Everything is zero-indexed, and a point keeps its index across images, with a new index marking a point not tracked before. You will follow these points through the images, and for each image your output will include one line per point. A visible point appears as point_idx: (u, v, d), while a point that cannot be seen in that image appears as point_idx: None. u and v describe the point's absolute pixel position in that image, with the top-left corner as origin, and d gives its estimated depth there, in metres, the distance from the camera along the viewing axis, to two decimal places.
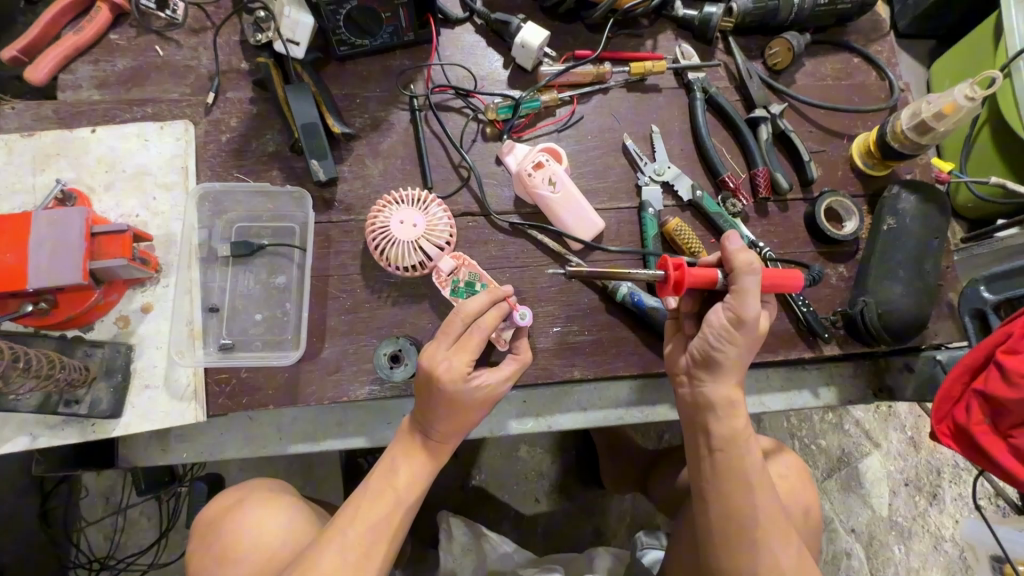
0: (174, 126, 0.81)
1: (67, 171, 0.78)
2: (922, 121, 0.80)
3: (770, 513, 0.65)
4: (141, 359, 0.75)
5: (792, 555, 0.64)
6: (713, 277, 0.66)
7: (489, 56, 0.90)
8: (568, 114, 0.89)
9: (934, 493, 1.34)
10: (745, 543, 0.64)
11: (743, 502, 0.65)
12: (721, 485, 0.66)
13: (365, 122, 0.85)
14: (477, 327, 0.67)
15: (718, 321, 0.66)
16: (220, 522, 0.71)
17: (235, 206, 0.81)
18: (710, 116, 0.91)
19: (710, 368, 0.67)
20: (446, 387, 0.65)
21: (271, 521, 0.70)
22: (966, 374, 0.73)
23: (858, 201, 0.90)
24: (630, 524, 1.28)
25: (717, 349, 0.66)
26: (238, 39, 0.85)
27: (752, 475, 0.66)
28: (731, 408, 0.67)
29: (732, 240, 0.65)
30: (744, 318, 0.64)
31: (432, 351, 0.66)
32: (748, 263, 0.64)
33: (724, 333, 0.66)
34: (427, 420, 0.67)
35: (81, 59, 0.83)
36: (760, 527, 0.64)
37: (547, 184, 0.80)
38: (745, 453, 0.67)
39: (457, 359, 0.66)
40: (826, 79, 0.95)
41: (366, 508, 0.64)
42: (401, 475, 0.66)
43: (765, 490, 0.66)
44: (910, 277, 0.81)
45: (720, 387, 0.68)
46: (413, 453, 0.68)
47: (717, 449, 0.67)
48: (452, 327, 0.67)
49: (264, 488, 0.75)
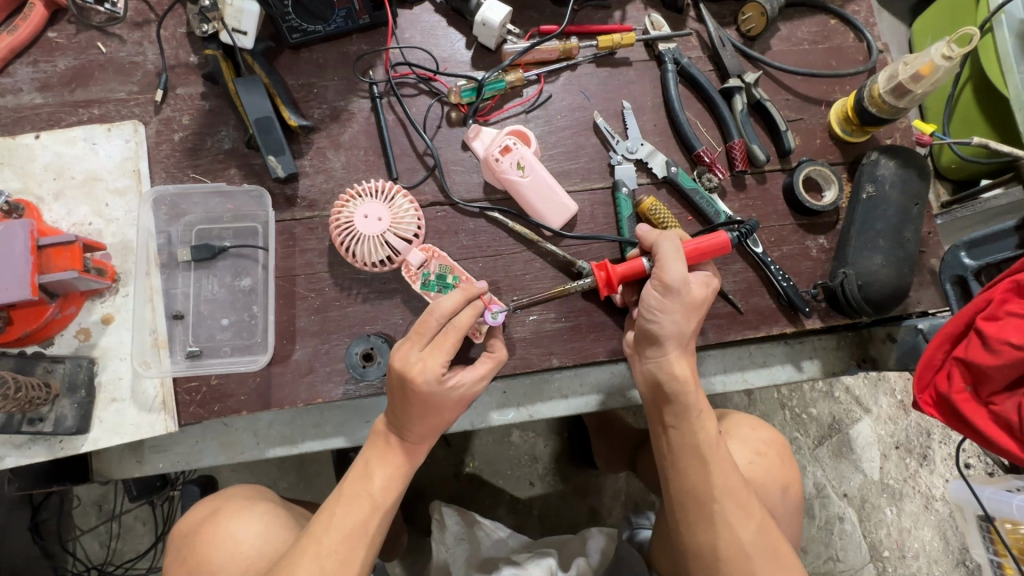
0: (122, 128, 0.77)
1: (11, 180, 0.75)
2: (899, 84, 0.78)
3: (729, 488, 0.67)
4: (104, 372, 0.73)
5: (750, 529, 0.66)
6: (637, 261, 0.72)
7: (450, 36, 0.86)
8: (535, 94, 0.85)
9: (925, 454, 1.35)
10: (703, 515, 0.67)
11: (698, 477, 0.68)
12: (677, 461, 0.69)
13: (324, 113, 0.81)
14: (452, 326, 0.65)
15: (651, 293, 0.69)
16: (196, 533, 0.72)
17: (193, 208, 0.78)
18: (683, 88, 0.88)
19: (653, 341, 0.70)
20: (421, 390, 0.63)
21: (246, 526, 0.71)
22: (947, 343, 0.71)
23: (837, 169, 0.88)
24: (625, 502, 1.29)
25: (653, 320, 0.69)
26: (184, 31, 0.81)
27: (707, 451, 0.68)
28: (677, 380, 0.69)
29: (641, 229, 0.73)
30: (668, 284, 0.67)
31: (406, 353, 0.64)
32: (659, 236, 0.70)
33: (655, 303, 0.68)
34: (401, 421, 0.66)
35: (20, 61, 0.78)
36: (717, 501, 0.66)
37: (514, 168, 0.78)
38: (699, 429, 0.69)
39: (429, 358, 0.64)
40: (803, 43, 0.92)
41: (339, 511, 0.63)
42: (375, 481, 0.65)
43: (723, 466, 0.68)
44: (890, 246, 0.79)
45: (663, 359, 0.70)
46: (390, 456, 0.67)
47: (669, 424, 0.70)
48: (426, 327, 0.65)
49: (240, 496, 0.76)
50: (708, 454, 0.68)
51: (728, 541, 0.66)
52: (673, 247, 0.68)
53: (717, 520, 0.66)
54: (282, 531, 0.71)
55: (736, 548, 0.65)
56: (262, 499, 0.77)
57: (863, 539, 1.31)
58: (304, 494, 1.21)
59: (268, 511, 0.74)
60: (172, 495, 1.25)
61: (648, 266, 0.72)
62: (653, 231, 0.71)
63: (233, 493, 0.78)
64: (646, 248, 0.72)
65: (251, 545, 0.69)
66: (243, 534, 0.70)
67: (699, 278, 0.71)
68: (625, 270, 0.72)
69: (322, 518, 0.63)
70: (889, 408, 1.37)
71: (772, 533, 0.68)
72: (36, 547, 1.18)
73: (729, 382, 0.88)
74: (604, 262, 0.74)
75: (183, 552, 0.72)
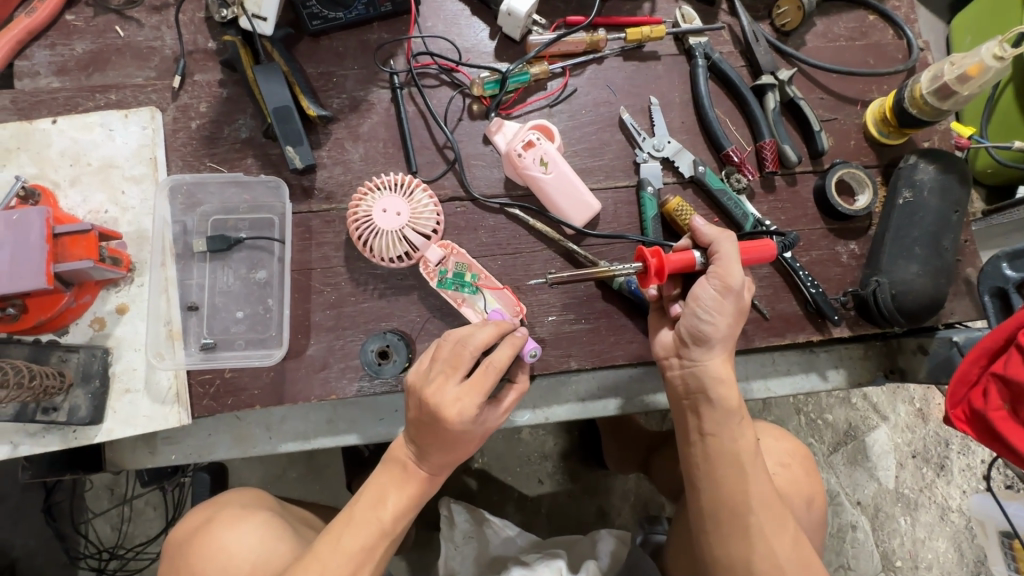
0: (139, 114, 0.76)
1: (28, 166, 0.74)
2: (944, 85, 0.74)
3: (765, 501, 0.65)
4: (119, 362, 0.73)
5: (786, 545, 0.64)
6: (690, 253, 0.67)
7: (473, 26, 0.83)
8: (560, 87, 0.83)
9: (942, 465, 1.33)
10: (738, 528, 0.64)
11: (735, 487, 0.65)
12: (713, 471, 0.66)
13: (343, 103, 0.79)
14: (489, 365, 0.63)
15: (707, 294, 0.66)
16: (190, 542, 0.72)
17: (209, 198, 0.77)
18: (713, 85, 0.85)
19: (702, 342, 0.67)
20: (455, 429, 0.61)
21: (240, 537, 0.70)
22: (984, 358, 0.69)
23: (871, 172, 0.84)
24: (634, 502, 1.28)
25: (707, 320, 0.66)
26: (203, 16, 0.79)
27: (746, 460, 0.66)
28: (723, 383, 0.67)
29: (698, 220, 0.69)
30: (730, 284, 0.65)
31: (444, 389, 0.61)
32: (720, 232, 0.67)
33: (711, 302, 0.66)
34: (425, 452, 0.64)
35: (37, 44, 0.77)
36: (753, 512, 0.64)
37: (538, 165, 0.75)
38: (738, 438, 0.67)
39: (466, 398, 0.61)
40: (839, 39, 0.88)
41: (346, 534, 0.62)
42: (386, 508, 0.64)
43: (760, 477, 0.66)
44: (927, 255, 0.76)
45: (709, 364, 0.68)
46: (405, 484, 0.65)
47: (707, 432, 0.67)
48: (462, 361, 0.62)
49: (236, 503, 0.76)
50: (747, 463, 0.66)
51: (762, 556, 0.63)
52: (734, 248, 0.66)
53: (752, 532, 0.64)
54: (275, 542, 0.70)
55: (771, 562, 0.63)
56: (258, 506, 0.76)
57: (877, 548, 1.28)
58: (313, 485, 1.21)
59: (263, 519, 0.73)
60: (182, 482, 1.26)
61: (699, 263, 0.68)
62: (712, 227, 0.68)
63: (229, 499, 0.77)
64: (701, 243, 0.68)
65: (244, 557, 0.68)
66: (236, 546, 0.69)
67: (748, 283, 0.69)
68: (677, 260, 0.67)
69: (329, 536, 0.62)
70: (908, 417, 1.34)
71: (808, 550, 0.65)
72: (48, 529, 1.19)
73: (752, 390, 0.86)
74: (655, 248, 0.68)
75: (177, 561, 0.71)
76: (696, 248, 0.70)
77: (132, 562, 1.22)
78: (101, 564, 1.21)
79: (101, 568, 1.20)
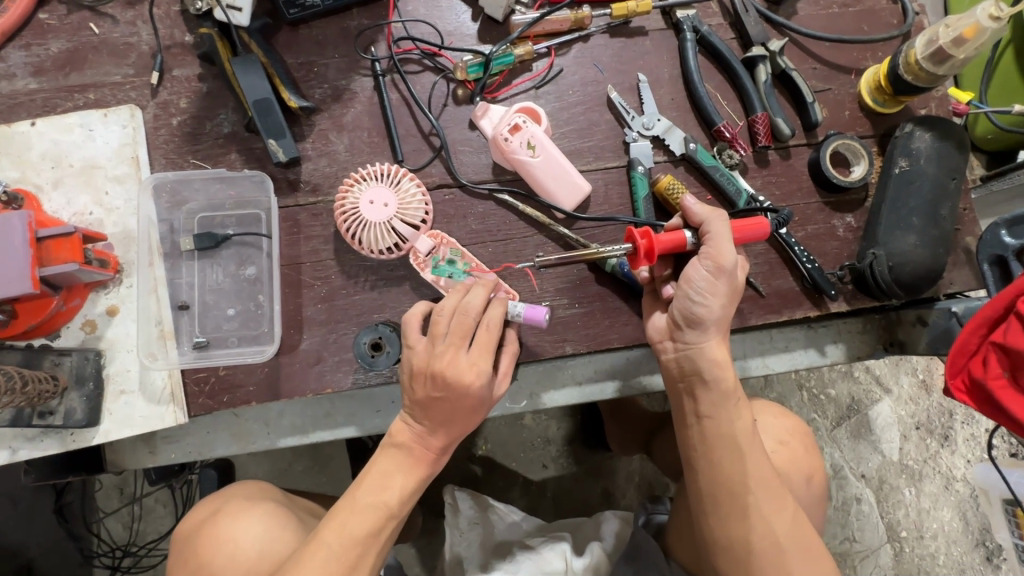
0: (118, 113, 0.75)
1: (9, 170, 0.73)
2: (939, 49, 0.72)
3: (763, 479, 0.65)
4: (113, 364, 0.73)
5: (784, 522, 0.64)
6: (680, 233, 0.66)
7: (454, 8, 0.81)
8: (546, 68, 0.81)
9: (946, 435, 1.32)
10: (738, 506, 0.64)
11: (733, 468, 0.65)
12: (711, 451, 0.66)
13: (326, 93, 0.78)
14: (487, 325, 0.65)
15: (699, 276, 0.65)
16: (196, 535, 0.72)
17: (194, 195, 0.76)
18: (702, 59, 0.83)
19: (695, 325, 0.66)
20: (477, 393, 0.64)
21: (247, 527, 0.70)
22: (983, 327, 0.67)
23: (866, 142, 0.82)
24: (639, 483, 1.28)
25: (699, 302, 0.65)
26: (178, 9, 0.78)
27: (743, 440, 0.66)
28: (718, 365, 0.67)
29: (689, 200, 0.67)
30: (722, 265, 0.64)
31: (457, 359, 0.63)
32: (712, 210, 0.66)
33: (703, 283, 0.65)
34: (442, 430, 0.66)
35: (12, 44, 0.76)
36: (752, 492, 0.64)
37: (525, 148, 0.74)
38: (736, 419, 0.66)
39: (480, 362, 0.64)
40: (832, 6, 0.86)
41: (351, 521, 0.61)
42: (391, 492, 0.64)
43: (757, 457, 0.65)
44: (924, 225, 0.75)
45: (704, 346, 0.67)
46: (414, 467, 0.66)
47: (704, 414, 0.67)
48: (467, 328, 0.64)
49: (241, 496, 0.76)
50: (744, 444, 0.65)
51: (760, 533, 0.63)
52: (725, 227, 0.65)
53: (751, 511, 0.64)
54: (282, 530, 0.71)
55: (770, 539, 0.63)
56: (263, 498, 0.76)
57: (882, 520, 1.28)
58: (318, 478, 1.22)
59: (270, 510, 0.74)
60: (190, 478, 1.27)
61: (690, 242, 0.67)
62: (703, 207, 0.67)
63: (233, 493, 0.77)
64: (692, 223, 0.67)
65: (252, 547, 0.69)
66: (243, 536, 0.69)
67: (742, 262, 0.68)
68: (666, 241, 0.66)
69: (333, 522, 0.61)
70: (910, 388, 1.33)
71: (807, 528, 0.65)
72: (61, 529, 1.21)
73: (750, 368, 0.85)
74: (644, 229, 0.67)
75: (184, 554, 0.72)
76: (687, 227, 0.69)
77: (145, 558, 1.24)
78: (115, 562, 1.23)
79: (115, 565, 1.22)
